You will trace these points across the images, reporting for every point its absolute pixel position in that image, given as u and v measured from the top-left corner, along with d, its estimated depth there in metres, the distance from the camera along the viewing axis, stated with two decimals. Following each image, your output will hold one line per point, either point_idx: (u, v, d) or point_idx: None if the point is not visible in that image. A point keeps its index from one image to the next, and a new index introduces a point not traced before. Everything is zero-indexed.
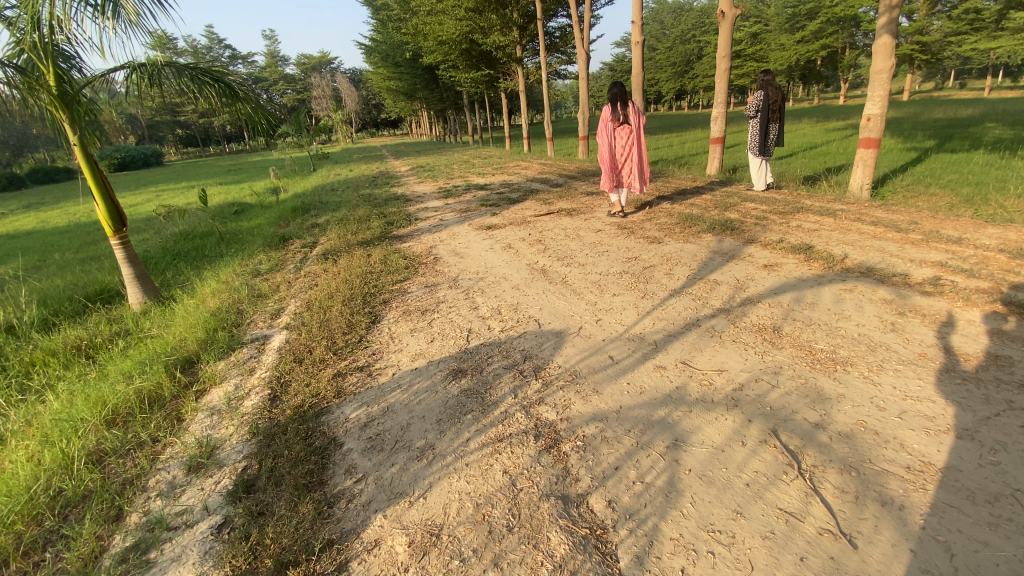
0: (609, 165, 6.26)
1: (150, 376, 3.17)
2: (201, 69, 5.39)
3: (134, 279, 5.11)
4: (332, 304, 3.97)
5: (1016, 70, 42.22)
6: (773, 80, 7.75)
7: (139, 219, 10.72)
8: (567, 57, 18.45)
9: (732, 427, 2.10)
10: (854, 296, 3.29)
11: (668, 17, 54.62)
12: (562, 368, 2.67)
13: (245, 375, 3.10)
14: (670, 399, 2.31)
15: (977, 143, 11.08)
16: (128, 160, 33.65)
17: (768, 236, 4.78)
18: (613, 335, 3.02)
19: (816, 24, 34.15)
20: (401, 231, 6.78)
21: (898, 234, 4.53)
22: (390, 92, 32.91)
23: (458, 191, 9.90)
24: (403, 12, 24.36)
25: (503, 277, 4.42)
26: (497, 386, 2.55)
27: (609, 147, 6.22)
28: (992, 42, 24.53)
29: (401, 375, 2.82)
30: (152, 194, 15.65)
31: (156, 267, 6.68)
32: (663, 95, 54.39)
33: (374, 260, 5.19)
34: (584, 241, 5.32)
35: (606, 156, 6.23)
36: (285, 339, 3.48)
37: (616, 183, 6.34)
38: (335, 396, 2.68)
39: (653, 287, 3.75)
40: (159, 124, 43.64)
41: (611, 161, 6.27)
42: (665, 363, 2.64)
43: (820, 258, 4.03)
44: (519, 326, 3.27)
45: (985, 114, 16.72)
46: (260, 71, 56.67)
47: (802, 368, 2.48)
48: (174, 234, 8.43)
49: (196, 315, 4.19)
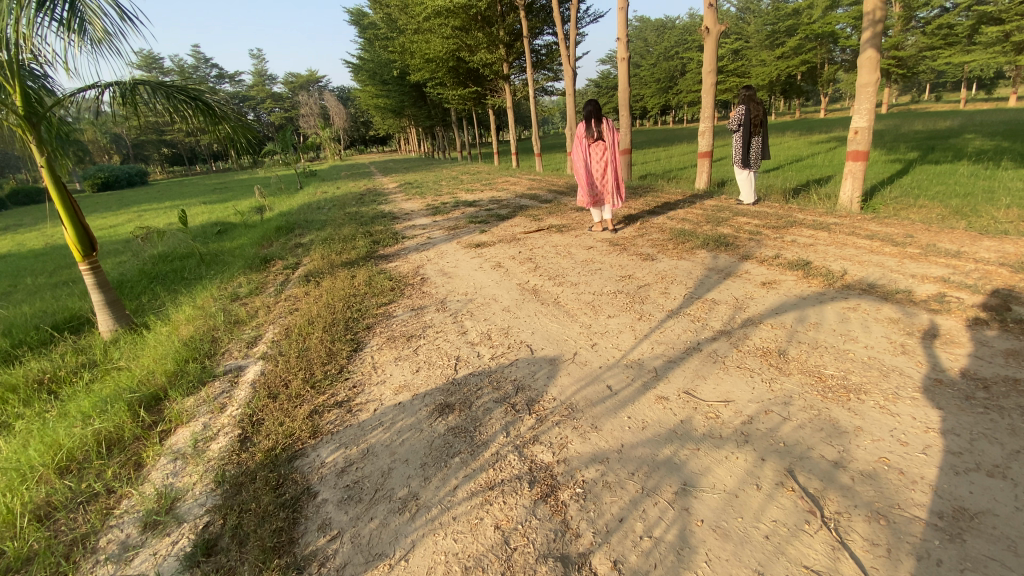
0: (586, 182, 6.24)
1: (111, 415, 2.92)
2: (175, 87, 5.14)
3: (104, 306, 4.84)
4: (313, 331, 3.76)
5: (989, 82, 43.57)
6: (754, 95, 7.88)
7: (117, 241, 10.40)
8: (553, 74, 18.61)
9: (745, 468, 1.92)
10: (858, 316, 3.16)
11: (651, 35, 55.76)
12: (558, 401, 2.48)
13: (215, 413, 2.86)
14: (675, 436, 2.13)
15: (960, 154, 11.22)
16: (112, 179, 33.05)
17: (763, 252, 4.67)
18: (610, 361, 2.84)
19: (795, 41, 35.08)
20: (387, 250, 6.60)
21: (895, 248, 4.44)
22: (377, 109, 32.90)
23: (447, 208, 9.75)
24: (389, 30, 24.44)
25: (493, 297, 4.25)
26: (488, 422, 2.35)
27: (584, 165, 6.16)
28: (967, 55, 25.16)
29: (383, 411, 2.60)
30: (133, 215, 15.31)
31: (131, 292, 6.41)
32: (648, 111, 55.22)
33: (358, 281, 4.99)
34: (575, 259, 5.17)
35: (581, 172, 6.19)
36: (260, 371, 3.25)
37: (593, 199, 6.33)
38: (310, 436, 2.46)
39: (649, 308, 3.59)
40: (143, 143, 43.09)
41: (587, 177, 6.22)
42: (667, 394, 2.46)
43: (819, 274, 3.91)
44: (510, 353, 3.09)
45: (965, 125, 17.06)
46: (246, 90, 56.51)
47: (813, 398, 2.31)
48: (153, 256, 8.15)
49: (167, 345, 3.94)
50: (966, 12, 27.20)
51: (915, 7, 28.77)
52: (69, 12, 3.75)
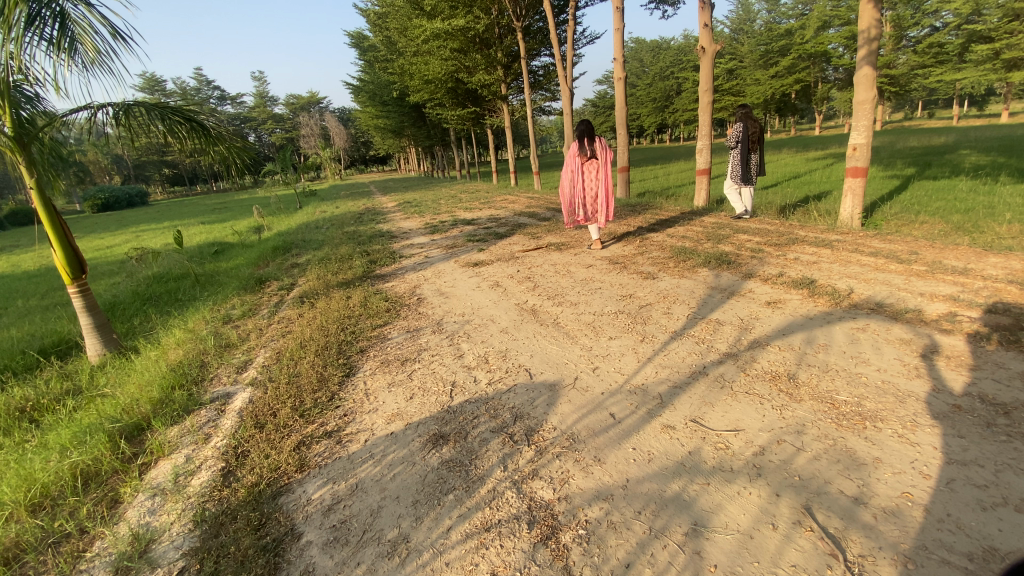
0: (573, 202, 6.28)
1: (89, 447, 2.78)
2: (171, 108, 5.10)
3: (92, 329, 4.72)
4: (305, 355, 3.64)
5: (980, 99, 44.23)
6: (751, 112, 7.85)
7: (112, 262, 10.31)
8: (551, 94, 18.82)
9: (758, 506, 1.78)
10: (867, 337, 3.04)
11: (646, 56, 56.74)
12: (559, 431, 2.35)
13: (198, 444, 2.72)
14: (683, 470, 2.00)
15: (957, 170, 11.24)
16: (113, 200, 33.13)
17: (766, 270, 4.58)
18: (612, 387, 2.72)
19: (788, 61, 35.74)
20: (384, 270, 6.52)
21: (900, 266, 4.35)
22: (377, 130, 33.22)
23: (445, 227, 9.70)
24: (388, 51, 24.77)
25: (491, 318, 4.15)
26: (484, 455, 2.22)
27: (575, 184, 6.22)
28: (959, 72, 25.54)
29: (375, 442, 2.48)
30: (131, 235, 15.27)
31: (123, 314, 6.30)
32: (645, 130, 55.85)
33: (353, 302, 4.89)
34: (574, 278, 5.08)
35: (571, 192, 6.25)
36: (248, 398, 3.12)
37: (579, 219, 6.31)
38: (296, 470, 2.33)
39: (652, 329, 3.48)
40: (145, 164, 43.36)
41: (577, 196, 6.25)
42: (673, 422, 2.34)
43: (825, 293, 3.81)
44: (508, 378, 2.97)
45: (960, 141, 17.20)
46: (248, 112, 57.15)
47: (828, 426, 2.18)
48: (148, 277, 8.06)
49: (154, 371, 3.81)
50: (954, 31, 27.73)
51: (905, 26, 29.33)
52: (59, 31, 3.73)
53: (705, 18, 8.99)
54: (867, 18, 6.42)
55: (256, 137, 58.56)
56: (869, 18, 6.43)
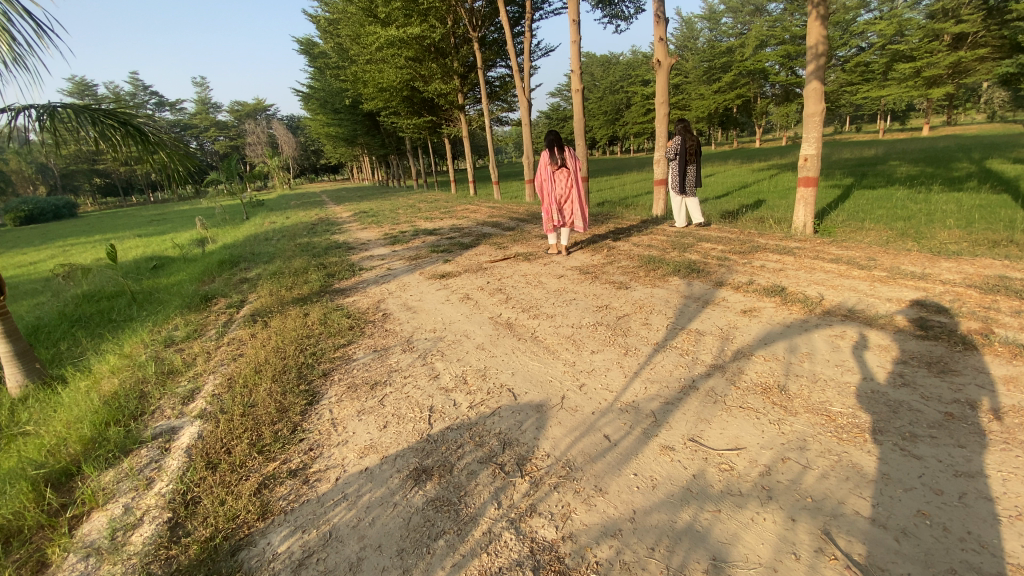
0: (550, 207, 6.26)
1: (9, 499, 2.33)
2: (102, 111, 4.60)
3: (12, 358, 4.15)
4: (259, 381, 3.30)
5: (901, 115, 47.81)
6: (689, 127, 8.06)
7: (34, 280, 9.34)
8: (508, 105, 18.85)
9: (777, 533, 1.68)
10: (848, 344, 3.06)
11: (597, 70, 58.17)
12: (553, 458, 2.18)
13: (139, 492, 2.35)
14: (691, 496, 1.88)
15: (891, 180, 11.99)
16: (37, 212, 30.41)
17: (736, 278, 4.62)
18: (602, 406, 2.57)
19: (729, 77, 37.73)
20: (343, 284, 6.18)
21: (863, 272, 4.49)
22: (329, 138, 32.27)
23: (406, 237, 9.39)
24: (340, 59, 24.10)
25: (464, 334, 3.94)
26: (474, 490, 2.02)
27: (548, 190, 6.15)
28: (884, 90, 27.71)
29: (347, 480, 2.22)
30: (56, 250, 13.95)
31: (46, 338, 5.64)
32: (597, 141, 57.12)
33: (312, 320, 4.54)
34: (547, 289, 4.95)
35: (546, 198, 6.21)
36: (196, 434, 2.77)
37: (557, 223, 6.33)
38: (258, 518, 2.04)
39: (633, 341, 3.37)
40: (73, 175, 40.18)
41: (552, 202, 6.21)
42: (671, 443, 2.22)
43: (797, 300, 3.85)
44: (490, 399, 2.77)
45: (890, 153, 18.51)
46: (188, 118, 54.25)
47: (829, 441, 2.13)
48: (75, 295, 7.31)
49: (84, 404, 3.33)
50: (878, 52, 30.00)
51: (834, 47, 31.56)
52: None
53: (661, 32, 9.18)
54: (816, 34, 6.75)
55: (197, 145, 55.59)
56: (817, 35, 6.75)
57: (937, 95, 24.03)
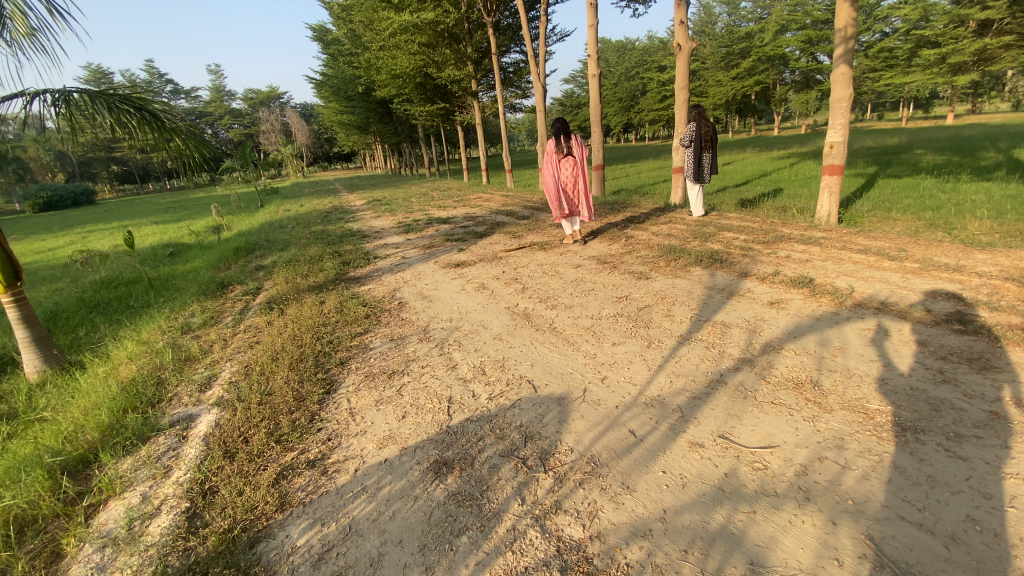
0: (556, 195, 6.08)
1: (25, 488, 2.35)
2: (118, 96, 4.57)
3: (30, 343, 4.18)
4: (276, 370, 3.27)
5: (924, 102, 46.45)
6: (704, 113, 7.86)
7: (54, 266, 9.47)
8: (522, 92, 18.60)
9: (817, 537, 1.60)
10: (882, 338, 2.93)
11: (611, 56, 57.22)
12: (577, 452, 2.11)
13: (157, 480, 2.34)
14: (724, 496, 1.81)
15: (917, 168, 11.63)
16: (55, 199, 30.92)
17: (761, 269, 4.47)
18: (626, 399, 2.49)
19: (748, 63, 36.90)
20: (358, 272, 6.15)
21: (894, 263, 4.32)
22: (342, 126, 32.27)
23: (420, 226, 9.32)
24: (353, 45, 23.95)
25: (482, 323, 3.87)
26: (497, 484, 1.96)
27: (555, 179, 6.05)
28: (907, 76, 26.91)
29: (367, 471, 2.18)
30: (75, 236, 14.16)
31: (66, 324, 5.71)
32: (611, 129, 56.32)
33: (328, 308, 4.51)
34: (564, 278, 4.86)
35: (551, 187, 6.06)
36: (214, 422, 2.75)
37: (564, 212, 6.17)
38: (277, 510, 2.01)
39: (656, 333, 3.27)
40: (92, 162, 40.78)
41: (558, 191, 6.09)
42: (700, 439, 2.14)
43: (826, 292, 3.71)
44: (510, 391, 2.71)
45: (915, 141, 17.97)
46: (203, 106, 54.54)
47: (868, 440, 2.03)
48: (94, 281, 7.39)
49: (102, 391, 3.35)
50: (902, 37, 29.06)
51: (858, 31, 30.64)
52: None
53: (681, 15, 8.92)
54: (845, 16, 6.47)
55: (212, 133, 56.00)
56: (847, 16, 6.47)
57: (963, 82, 23.30)
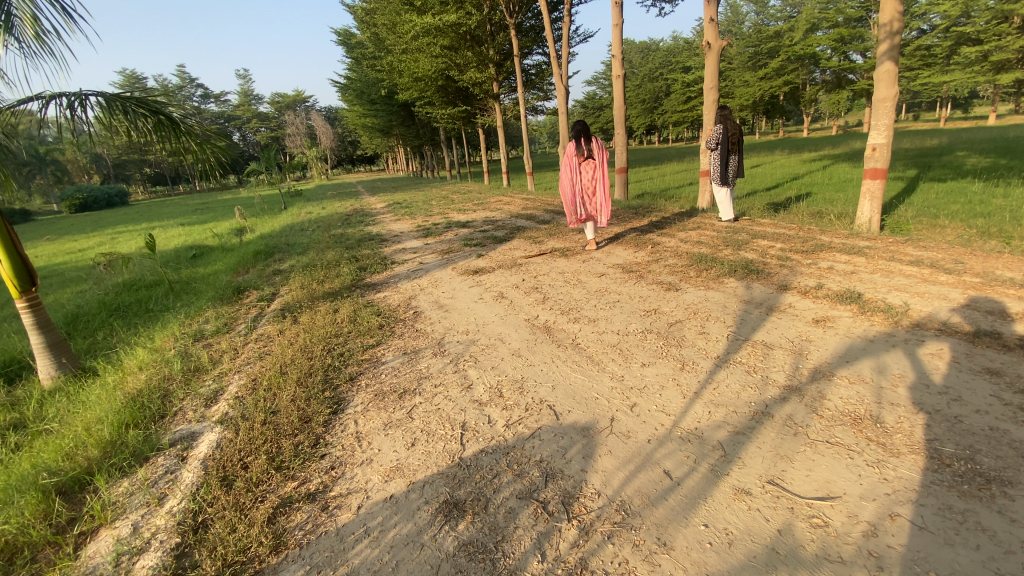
0: (573, 200, 5.86)
1: (16, 511, 2.21)
2: (134, 99, 4.46)
3: (44, 350, 4.13)
4: (283, 384, 3.11)
5: (963, 101, 44.57)
6: (730, 114, 7.56)
7: (81, 267, 9.62)
8: (544, 94, 18.37)
9: None
10: (949, 366, 2.59)
11: (635, 57, 56.56)
12: (605, 498, 1.87)
13: (150, 508, 2.18)
14: (779, 560, 1.54)
15: (961, 172, 10.99)
16: (91, 200, 31.98)
17: (802, 282, 4.14)
18: (658, 433, 2.24)
19: (777, 63, 36.00)
20: (375, 278, 6.01)
21: (951, 277, 3.94)
22: (365, 129, 32.57)
23: (439, 230, 9.16)
24: (376, 49, 24.07)
25: (500, 337, 3.65)
26: (514, 535, 1.74)
27: (573, 183, 5.82)
28: (946, 75, 25.81)
29: (371, 510, 1.98)
30: (105, 238, 14.48)
31: (86, 327, 5.71)
32: (634, 131, 55.65)
33: (341, 317, 4.35)
34: (587, 288, 4.61)
35: (568, 192, 5.86)
36: (215, 442, 2.60)
37: (582, 217, 5.91)
38: (271, 552, 1.82)
39: (690, 354, 2.99)
40: (126, 164, 42.08)
41: (576, 195, 5.86)
42: (747, 485, 1.87)
43: (877, 309, 3.38)
44: (529, 418, 2.47)
45: (955, 143, 17.11)
46: (232, 110, 55.90)
47: (947, 494, 1.74)
48: (116, 284, 7.42)
49: (107, 402, 3.24)
50: (941, 34, 27.84)
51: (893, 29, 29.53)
52: None
53: (711, 13, 8.57)
54: (890, 10, 6.05)
55: (240, 136, 57.26)
56: (892, 10, 6.06)
57: (1006, 81, 22.18)
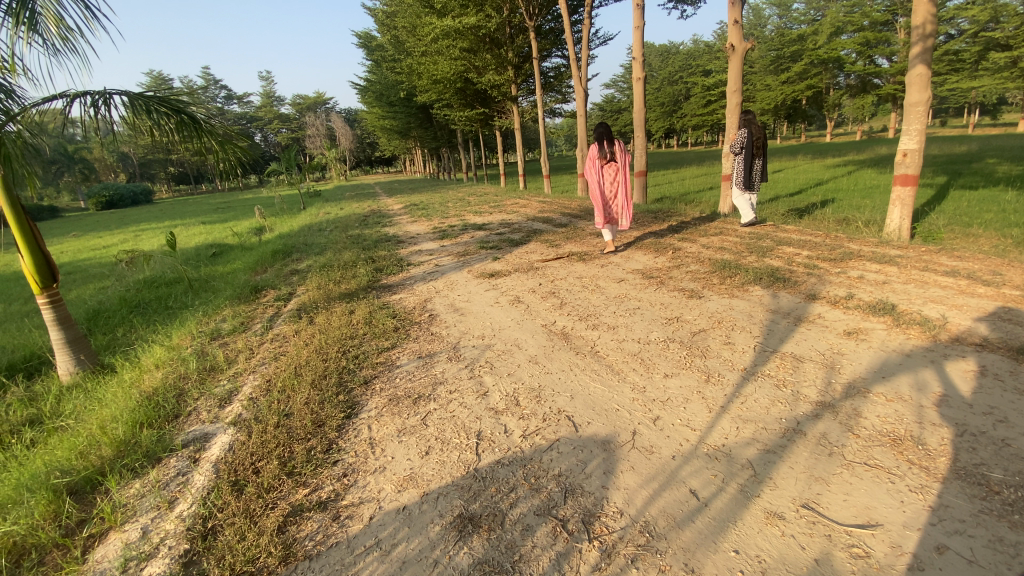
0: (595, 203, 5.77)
1: (27, 510, 2.20)
2: (155, 98, 4.49)
3: (64, 345, 4.16)
4: (296, 387, 3.07)
5: (993, 108, 43.34)
6: (754, 118, 7.38)
7: (104, 264, 9.79)
8: (562, 96, 18.29)
9: None
10: (994, 385, 2.43)
11: (654, 61, 56.16)
12: (627, 517, 1.78)
13: (160, 512, 2.14)
14: None
15: (992, 179, 10.62)
16: (116, 198, 32.73)
17: (831, 291, 3.98)
18: (683, 449, 2.13)
19: (799, 66, 35.39)
20: (390, 279, 5.98)
21: (990, 290, 3.75)
22: (384, 130, 32.82)
23: (455, 232, 9.12)
24: (396, 52, 24.26)
25: (516, 343, 3.57)
26: (531, 555, 1.65)
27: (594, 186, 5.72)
28: (975, 81, 25.10)
29: (382, 520, 1.92)
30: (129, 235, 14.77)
31: (106, 323, 5.77)
32: (653, 134, 55.19)
33: (356, 319, 4.31)
34: (606, 294, 4.51)
35: (592, 193, 5.74)
36: (227, 444, 2.56)
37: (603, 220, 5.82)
38: (280, 563, 1.76)
39: (715, 365, 2.87)
40: (151, 163, 43.04)
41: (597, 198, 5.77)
42: (779, 508, 1.76)
43: (913, 322, 3.22)
44: (547, 428, 2.39)
45: (985, 150, 16.59)
46: (254, 111, 56.89)
47: (999, 525, 1.60)
48: (137, 281, 7.52)
49: (122, 401, 3.23)
50: (969, 39, 26.63)
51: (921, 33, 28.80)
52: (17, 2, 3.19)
53: (735, 15, 8.39)
54: (924, 12, 5.84)
55: (261, 137, 58.26)
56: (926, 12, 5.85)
57: None
